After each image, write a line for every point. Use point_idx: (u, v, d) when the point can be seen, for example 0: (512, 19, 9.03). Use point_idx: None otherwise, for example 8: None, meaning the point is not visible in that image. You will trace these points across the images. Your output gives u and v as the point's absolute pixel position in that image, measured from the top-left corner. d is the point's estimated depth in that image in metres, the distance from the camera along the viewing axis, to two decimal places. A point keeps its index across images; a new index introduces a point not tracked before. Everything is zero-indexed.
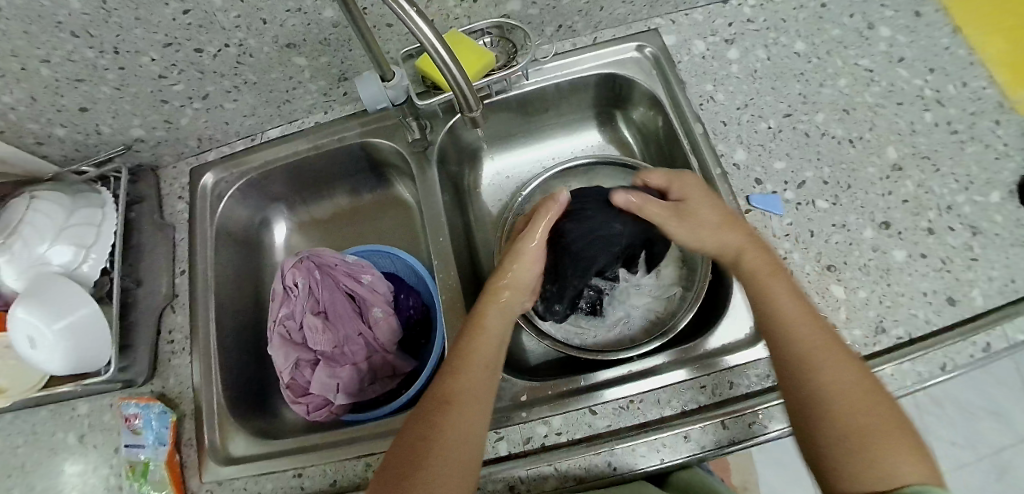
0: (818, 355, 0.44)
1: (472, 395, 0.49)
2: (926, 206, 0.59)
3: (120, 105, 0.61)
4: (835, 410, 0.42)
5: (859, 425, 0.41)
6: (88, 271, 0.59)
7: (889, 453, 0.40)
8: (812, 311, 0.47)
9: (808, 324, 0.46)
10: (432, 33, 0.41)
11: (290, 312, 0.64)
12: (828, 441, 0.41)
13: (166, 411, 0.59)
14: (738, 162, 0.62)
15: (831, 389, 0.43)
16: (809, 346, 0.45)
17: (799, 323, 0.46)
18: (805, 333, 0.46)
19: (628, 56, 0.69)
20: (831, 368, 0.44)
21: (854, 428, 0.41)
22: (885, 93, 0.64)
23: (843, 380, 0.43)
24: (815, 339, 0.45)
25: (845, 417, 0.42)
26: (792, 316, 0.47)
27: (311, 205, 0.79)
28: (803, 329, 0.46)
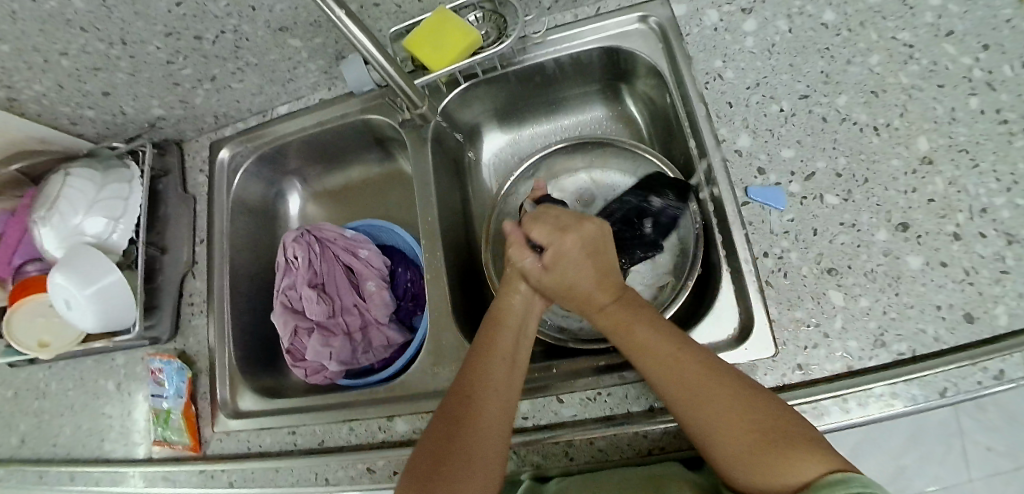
0: (684, 380, 0.45)
1: (496, 387, 0.49)
2: (955, 208, 0.53)
3: (137, 89, 0.65)
4: (719, 437, 0.42)
5: (745, 445, 0.41)
6: (117, 240, 0.66)
7: (781, 455, 0.39)
8: (675, 349, 0.47)
9: (658, 360, 0.47)
10: (358, 31, 0.49)
11: (291, 283, 0.67)
12: (730, 461, 0.42)
13: (183, 368, 0.67)
14: (741, 148, 0.59)
15: (707, 411, 0.43)
16: (677, 383, 0.45)
17: (662, 365, 0.47)
18: (661, 369, 0.47)
19: (632, 29, 0.68)
20: (693, 402, 0.44)
21: (735, 450, 0.42)
22: (925, 72, 0.57)
23: (704, 413, 0.43)
24: (674, 370, 0.46)
25: (733, 443, 0.42)
26: (648, 361, 0.48)
27: (323, 177, 0.82)
28: (661, 367, 0.47)
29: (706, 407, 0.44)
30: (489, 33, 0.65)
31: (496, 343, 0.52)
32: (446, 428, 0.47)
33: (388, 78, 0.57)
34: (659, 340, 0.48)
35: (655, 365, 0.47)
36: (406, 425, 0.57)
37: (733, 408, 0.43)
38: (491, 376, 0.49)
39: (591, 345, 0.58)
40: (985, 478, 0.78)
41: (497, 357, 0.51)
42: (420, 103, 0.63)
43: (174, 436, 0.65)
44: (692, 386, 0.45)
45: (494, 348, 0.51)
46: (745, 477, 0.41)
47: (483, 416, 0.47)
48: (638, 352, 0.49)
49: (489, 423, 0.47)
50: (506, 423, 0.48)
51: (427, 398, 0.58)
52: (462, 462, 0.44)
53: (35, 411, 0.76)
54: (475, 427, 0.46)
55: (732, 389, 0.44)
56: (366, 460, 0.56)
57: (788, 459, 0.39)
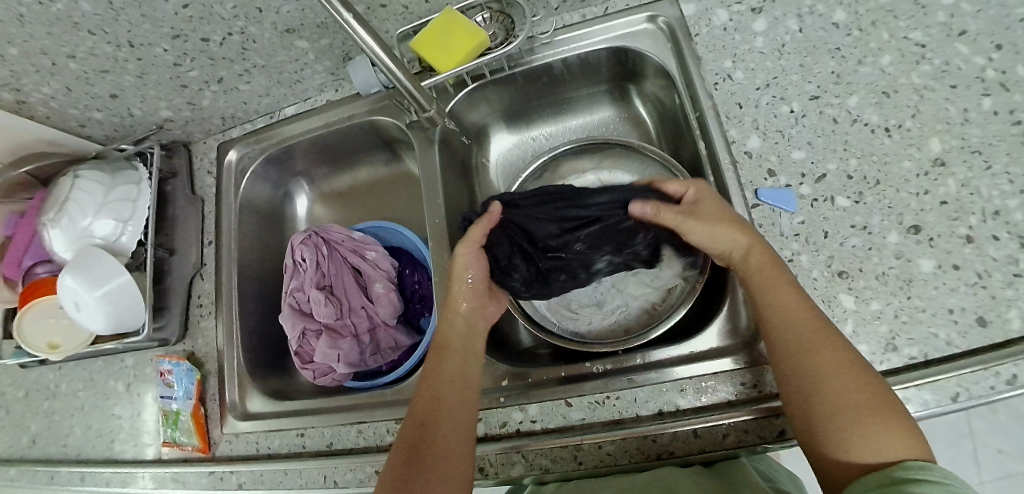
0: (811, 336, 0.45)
1: (450, 409, 0.51)
2: (968, 210, 0.53)
3: (144, 91, 0.65)
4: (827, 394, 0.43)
5: (857, 406, 0.41)
6: (126, 242, 0.66)
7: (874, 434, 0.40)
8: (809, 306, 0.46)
9: (795, 310, 0.46)
10: (367, 34, 0.49)
11: (299, 285, 0.67)
12: (831, 420, 0.42)
13: (192, 369, 0.67)
14: (751, 150, 0.58)
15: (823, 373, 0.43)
16: (810, 340, 0.45)
17: (787, 315, 0.46)
18: (800, 325, 0.45)
19: (641, 29, 0.68)
20: (824, 352, 0.44)
21: (844, 410, 0.42)
22: (938, 73, 0.57)
23: (832, 363, 0.43)
24: (805, 330, 0.45)
25: (849, 405, 0.42)
26: (784, 308, 0.46)
27: (330, 178, 0.82)
28: (798, 323, 0.45)
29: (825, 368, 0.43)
30: (497, 33, 0.66)
31: (448, 364, 0.54)
32: (410, 444, 0.49)
33: (396, 80, 0.57)
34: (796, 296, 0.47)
35: (793, 314, 0.46)
36: None
37: (861, 379, 0.42)
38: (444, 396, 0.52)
39: (600, 348, 0.58)
40: (994, 480, 0.78)
41: (449, 375, 0.53)
42: (428, 106, 0.63)
43: (184, 437, 0.66)
44: (823, 341, 0.44)
45: (445, 366, 0.54)
46: (840, 439, 0.41)
47: (444, 431, 0.49)
48: (773, 302, 0.47)
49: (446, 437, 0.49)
50: (467, 437, 0.50)
51: None
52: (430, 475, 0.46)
53: (47, 410, 0.77)
54: (437, 441, 0.48)
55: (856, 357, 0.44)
56: (375, 463, 0.56)
57: (888, 430, 0.40)
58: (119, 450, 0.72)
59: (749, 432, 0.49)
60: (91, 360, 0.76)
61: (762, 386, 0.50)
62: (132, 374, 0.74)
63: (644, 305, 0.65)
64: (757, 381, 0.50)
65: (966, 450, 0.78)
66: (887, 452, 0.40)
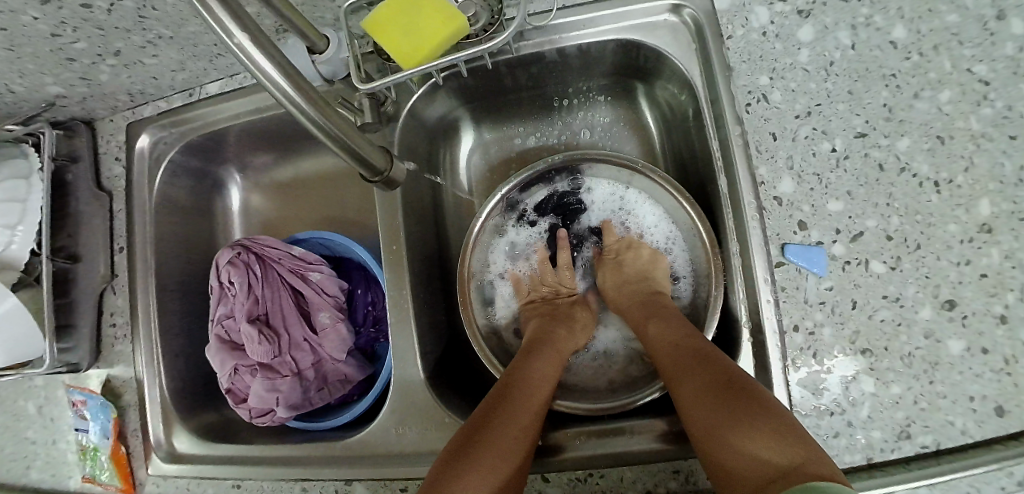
0: (678, 361, 0.47)
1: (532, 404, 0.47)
2: (1006, 286, 0.47)
3: (21, 66, 0.49)
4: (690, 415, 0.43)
5: (718, 413, 0.40)
6: (18, 251, 0.53)
7: (741, 443, 0.38)
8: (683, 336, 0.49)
9: (666, 346, 0.49)
10: (281, 80, 0.29)
11: (228, 312, 0.56)
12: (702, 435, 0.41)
13: (107, 403, 0.58)
14: (783, 195, 0.50)
15: (684, 398, 0.44)
16: (677, 366, 0.47)
17: (664, 346, 0.50)
18: (667, 360, 0.48)
19: (661, 21, 0.57)
20: (687, 374, 0.45)
21: (705, 424, 0.41)
22: (998, 119, 0.49)
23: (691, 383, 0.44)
24: (676, 353, 0.48)
25: (712, 417, 0.41)
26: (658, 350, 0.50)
27: (270, 168, 0.70)
28: (666, 347, 0.49)
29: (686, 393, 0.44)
30: (479, 14, 0.53)
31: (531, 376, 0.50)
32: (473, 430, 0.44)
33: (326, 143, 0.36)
34: (675, 331, 0.50)
35: (664, 353, 0.49)
36: (367, 491, 0.51)
37: (716, 391, 0.42)
38: (522, 406, 0.46)
39: (581, 411, 0.51)
40: None
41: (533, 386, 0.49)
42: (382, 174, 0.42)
43: (104, 476, 0.58)
44: (688, 360, 0.46)
45: (529, 377, 0.49)
46: (713, 450, 0.40)
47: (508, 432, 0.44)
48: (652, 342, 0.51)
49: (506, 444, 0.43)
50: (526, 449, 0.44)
51: (391, 462, 0.51)
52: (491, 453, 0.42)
53: None
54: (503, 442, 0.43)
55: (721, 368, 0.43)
56: None
57: (749, 430, 0.38)
58: (36, 478, 0.63)
59: None
60: None
61: None
62: (43, 395, 0.63)
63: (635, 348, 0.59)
64: None
65: None
66: (756, 455, 0.38)
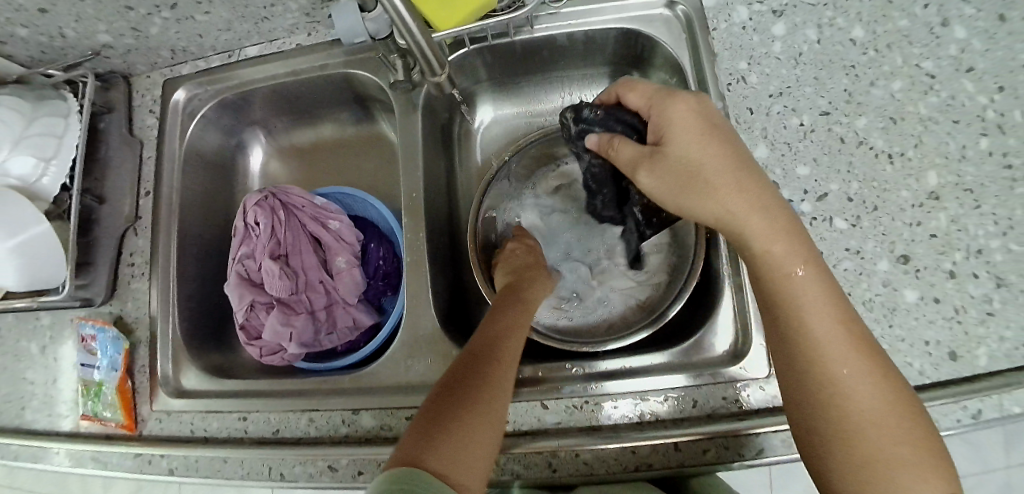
0: (836, 346, 0.40)
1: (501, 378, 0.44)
2: (954, 246, 0.53)
3: (81, 9, 0.55)
4: (855, 418, 0.39)
5: (890, 430, 0.38)
6: (48, 185, 0.56)
7: (903, 468, 0.37)
8: (841, 320, 0.41)
9: (827, 332, 0.40)
10: None
11: (249, 252, 0.61)
12: (855, 455, 0.38)
13: (119, 337, 0.60)
14: (757, 159, 0.57)
15: (852, 393, 0.39)
16: (841, 352, 0.40)
17: (823, 319, 0.41)
18: (833, 346, 0.40)
19: (656, 14, 0.64)
20: (859, 376, 0.39)
21: (872, 437, 0.38)
22: (943, 106, 0.57)
23: (860, 392, 0.39)
24: (839, 338, 0.40)
25: (881, 443, 0.38)
26: (818, 328, 0.40)
27: (292, 133, 0.75)
28: (824, 324, 0.41)
29: (855, 391, 0.39)
30: None
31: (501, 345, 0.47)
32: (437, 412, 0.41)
33: (403, 27, 0.49)
34: (827, 302, 0.41)
35: (826, 339, 0.40)
36: (372, 420, 0.53)
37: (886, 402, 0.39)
38: (494, 380, 0.44)
39: (577, 346, 0.55)
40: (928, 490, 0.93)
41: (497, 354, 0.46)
42: (439, 70, 0.57)
43: (106, 412, 0.59)
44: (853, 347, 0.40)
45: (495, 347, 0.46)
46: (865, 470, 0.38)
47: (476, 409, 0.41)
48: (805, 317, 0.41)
49: (486, 426, 0.41)
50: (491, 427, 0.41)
51: (397, 392, 0.54)
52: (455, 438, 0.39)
53: None
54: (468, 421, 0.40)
55: (884, 381, 0.39)
56: (327, 457, 0.52)
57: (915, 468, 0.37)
58: (29, 419, 0.62)
59: (740, 447, 0.48)
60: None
61: (740, 402, 0.50)
62: (47, 335, 0.63)
63: (623, 304, 0.64)
64: (737, 397, 0.50)
65: None
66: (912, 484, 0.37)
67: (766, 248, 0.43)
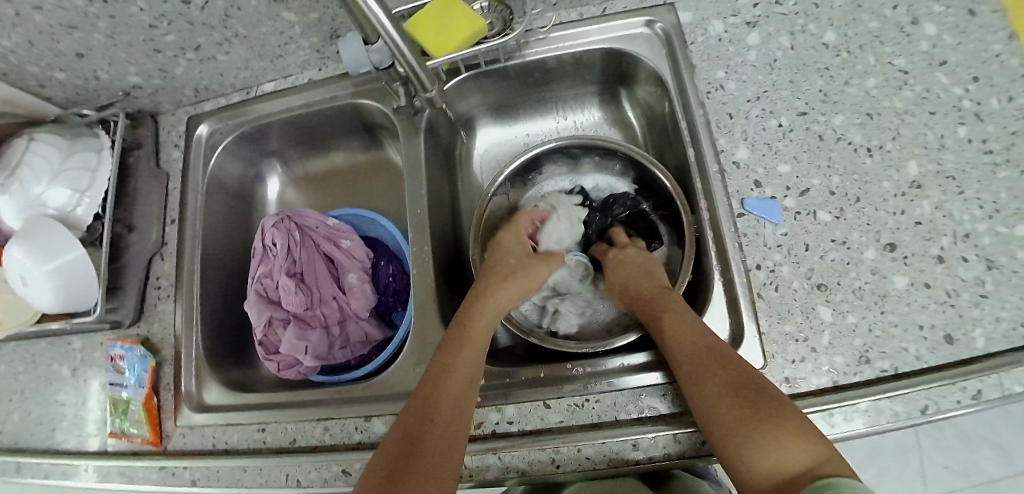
0: (690, 356, 0.48)
1: (455, 397, 0.49)
2: (940, 232, 0.54)
3: (114, 53, 0.61)
4: (705, 410, 0.45)
5: (739, 412, 0.43)
6: (82, 214, 0.60)
7: (766, 446, 0.41)
8: (697, 339, 0.49)
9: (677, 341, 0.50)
10: (378, 12, 0.47)
11: (267, 271, 0.64)
12: (721, 437, 0.43)
13: (146, 356, 0.63)
14: (740, 160, 0.60)
15: (707, 391, 0.46)
16: (692, 359, 0.48)
17: (674, 339, 0.50)
18: (683, 357, 0.49)
19: (638, 32, 0.68)
20: (702, 376, 0.46)
21: (726, 425, 0.43)
22: (918, 99, 0.59)
23: (708, 387, 0.46)
24: (688, 349, 0.49)
25: (732, 425, 0.43)
26: (671, 346, 0.50)
27: (305, 161, 0.79)
28: (675, 341, 0.50)
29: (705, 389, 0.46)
30: (494, 24, 0.65)
31: (458, 360, 0.51)
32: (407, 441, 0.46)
33: (399, 55, 0.54)
34: (681, 323, 0.51)
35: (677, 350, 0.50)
36: (384, 426, 0.55)
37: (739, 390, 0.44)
38: (448, 402, 0.48)
39: (579, 348, 0.57)
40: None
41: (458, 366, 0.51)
42: (430, 86, 0.61)
43: (132, 428, 0.61)
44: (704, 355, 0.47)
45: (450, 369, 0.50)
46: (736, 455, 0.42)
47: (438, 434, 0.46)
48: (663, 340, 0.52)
49: (450, 442, 0.46)
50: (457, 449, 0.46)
51: (407, 397, 0.56)
52: (424, 459, 0.44)
53: None
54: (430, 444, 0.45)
55: (742, 375, 0.45)
56: (341, 462, 0.54)
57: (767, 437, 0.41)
58: (60, 440, 0.64)
59: None
60: (32, 340, 0.68)
61: None
62: (79, 358, 0.66)
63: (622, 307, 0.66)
64: None
65: (914, 464, 0.94)
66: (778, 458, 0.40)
67: (652, 299, 0.57)
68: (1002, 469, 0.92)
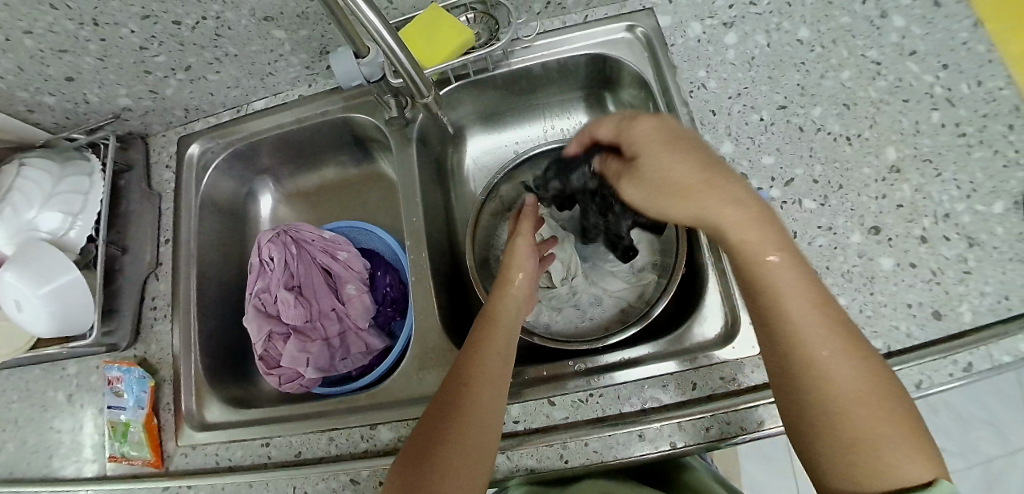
0: (821, 334, 0.41)
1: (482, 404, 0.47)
2: (921, 213, 0.56)
3: (104, 76, 0.61)
4: (840, 400, 0.39)
5: (875, 411, 0.39)
6: (75, 237, 0.60)
7: (894, 453, 0.38)
8: (822, 309, 0.42)
9: (813, 319, 0.42)
10: (381, 24, 0.47)
11: (265, 286, 0.64)
12: (852, 439, 0.39)
13: (145, 376, 0.62)
14: (725, 154, 0.61)
15: (839, 379, 0.40)
16: (822, 337, 0.41)
17: (802, 308, 0.42)
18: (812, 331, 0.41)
19: (620, 37, 0.70)
20: (837, 357, 0.40)
21: (862, 423, 0.39)
22: (891, 88, 0.62)
23: (844, 373, 0.40)
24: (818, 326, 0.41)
25: (868, 426, 0.39)
26: (797, 313, 0.42)
27: (297, 177, 0.80)
28: (805, 310, 0.42)
29: (839, 376, 0.40)
30: (481, 34, 0.67)
31: (482, 364, 0.49)
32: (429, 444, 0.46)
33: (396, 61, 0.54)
34: (802, 288, 0.43)
35: (807, 325, 0.41)
36: (390, 433, 0.55)
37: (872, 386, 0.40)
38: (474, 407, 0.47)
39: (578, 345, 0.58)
40: None
41: (488, 359, 0.49)
42: (426, 92, 0.61)
43: (132, 451, 0.60)
44: (834, 332, 0.41)
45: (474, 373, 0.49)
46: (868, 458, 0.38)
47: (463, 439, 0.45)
48: (788, 310, 0.42)
49: (476, 446, 0.45)
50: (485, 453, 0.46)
51: (412, 403, 0.56)
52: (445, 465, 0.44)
53: None
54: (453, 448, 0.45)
55: (869, 367, 0.41)
56: (348, 471, 0.53)
57: (903, 444, 0.38)
58: (57, 468, 0.63)
59: (743, 422, 0.49)
60: (25, 368, 0.67)
61: (739, 381, 0.51)
62: (74, 383, 0.65)
63: (618, 304, 0.67)
64: (735, 375, 0.51)
65: None
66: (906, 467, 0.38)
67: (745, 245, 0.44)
68: (997, 446, 0.94)
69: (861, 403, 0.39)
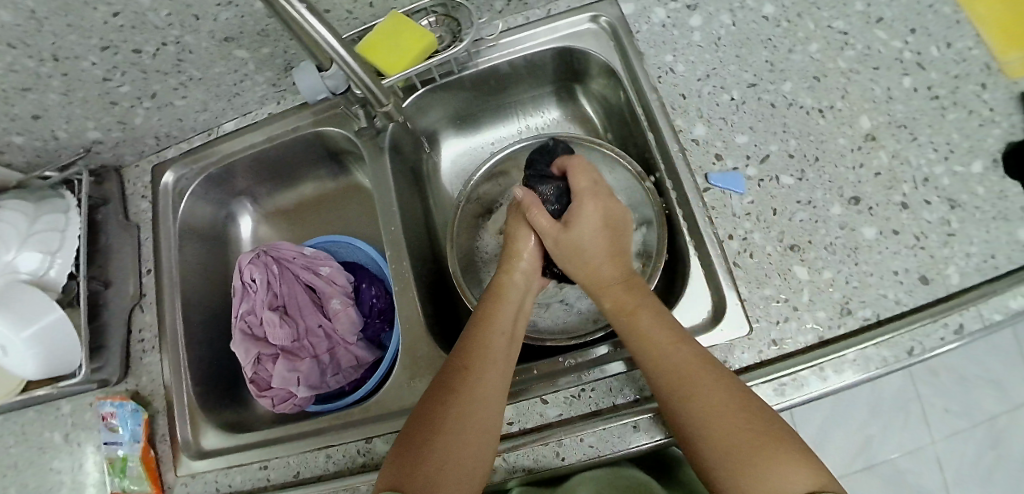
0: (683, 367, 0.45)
1: (489, 391, 0.47)
2: (900, 179, 0.56)
3: (70, 111, 0.61)
4: (712, 424, 0.42)
5: (743, 428, 0.41)
6: (56, 276, 0.60)
7: (773, 464, 0.39)
8: (686, 347, 0.47)
9: (672, 355, 0.46)
10: (321, 27, 0.48)
11: (249, 308, 0.64)
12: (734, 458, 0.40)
13: (138, 409, 0.62)
14: (698, 137, 0.61)
15: (710, 402, 0.43)
16: (686, 368, 0.45)
17: (661, 348, 0.47)
18: (677, 365, 0.45)
19: (584, 28, 0.70)
20: (710, 386, 0.44)
21: (733, 441, 0.41)
22: (861, 57, 0.62)
23: (709, 393, 0.43)
24: (681, 362, 0.46)
25: (736, 441, 0.41)
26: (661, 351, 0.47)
27: (276, 196, 0.79)
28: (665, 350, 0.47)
29: (709, 399, 0.43)
30: (443, 37, 0.66)
31: (488, 350, 0.49)
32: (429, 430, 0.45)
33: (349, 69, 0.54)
34: (665, 330, 0.48)
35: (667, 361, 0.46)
36: (386, 445, 0.55)
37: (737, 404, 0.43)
38: (484, 394, 0.47)
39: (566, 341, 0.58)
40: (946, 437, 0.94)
41: (495, 343, 0.50)
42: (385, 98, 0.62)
43: (133, 485, 0.59)
44: (699, 368, 0.45)
45: (482, 358, 0.49)
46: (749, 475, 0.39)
47: (465, 424, 0.45)
48: (653, 350, 0.47)
49: (479, 432, 0.45)
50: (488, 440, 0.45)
51: (406, 414, 0.56)
52: (447, 446, 0.44)
53: None
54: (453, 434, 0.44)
55: (736, 390, 0.44)
56: (348, 487, 0.53)
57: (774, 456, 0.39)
58: None
59: None
60: (19, 411, 0.67)
61: None
62: (69, 423, 0.65)
63: None
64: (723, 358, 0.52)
65: None
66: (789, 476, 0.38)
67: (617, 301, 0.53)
68: None
69: (729, 422, 0.42)
